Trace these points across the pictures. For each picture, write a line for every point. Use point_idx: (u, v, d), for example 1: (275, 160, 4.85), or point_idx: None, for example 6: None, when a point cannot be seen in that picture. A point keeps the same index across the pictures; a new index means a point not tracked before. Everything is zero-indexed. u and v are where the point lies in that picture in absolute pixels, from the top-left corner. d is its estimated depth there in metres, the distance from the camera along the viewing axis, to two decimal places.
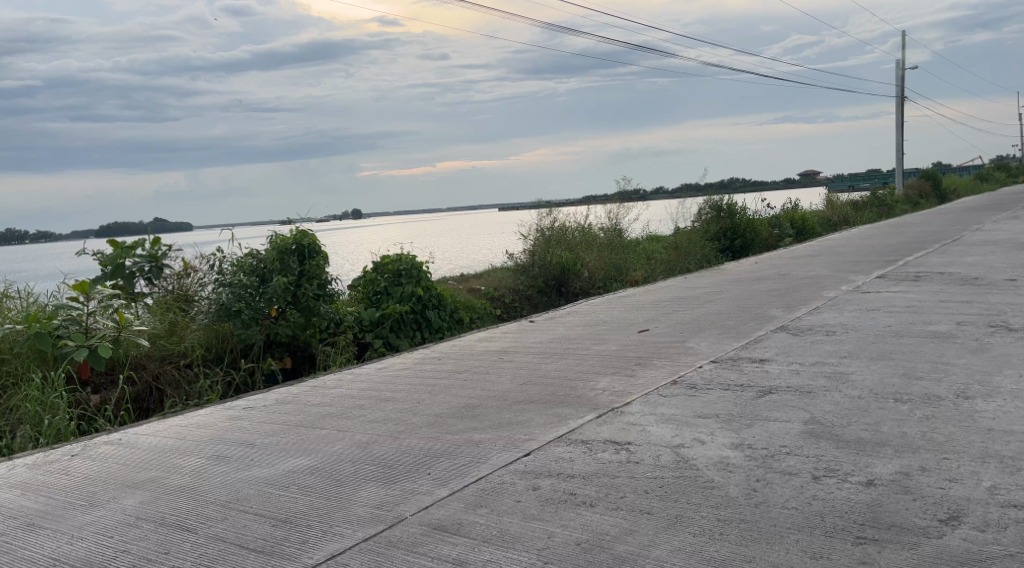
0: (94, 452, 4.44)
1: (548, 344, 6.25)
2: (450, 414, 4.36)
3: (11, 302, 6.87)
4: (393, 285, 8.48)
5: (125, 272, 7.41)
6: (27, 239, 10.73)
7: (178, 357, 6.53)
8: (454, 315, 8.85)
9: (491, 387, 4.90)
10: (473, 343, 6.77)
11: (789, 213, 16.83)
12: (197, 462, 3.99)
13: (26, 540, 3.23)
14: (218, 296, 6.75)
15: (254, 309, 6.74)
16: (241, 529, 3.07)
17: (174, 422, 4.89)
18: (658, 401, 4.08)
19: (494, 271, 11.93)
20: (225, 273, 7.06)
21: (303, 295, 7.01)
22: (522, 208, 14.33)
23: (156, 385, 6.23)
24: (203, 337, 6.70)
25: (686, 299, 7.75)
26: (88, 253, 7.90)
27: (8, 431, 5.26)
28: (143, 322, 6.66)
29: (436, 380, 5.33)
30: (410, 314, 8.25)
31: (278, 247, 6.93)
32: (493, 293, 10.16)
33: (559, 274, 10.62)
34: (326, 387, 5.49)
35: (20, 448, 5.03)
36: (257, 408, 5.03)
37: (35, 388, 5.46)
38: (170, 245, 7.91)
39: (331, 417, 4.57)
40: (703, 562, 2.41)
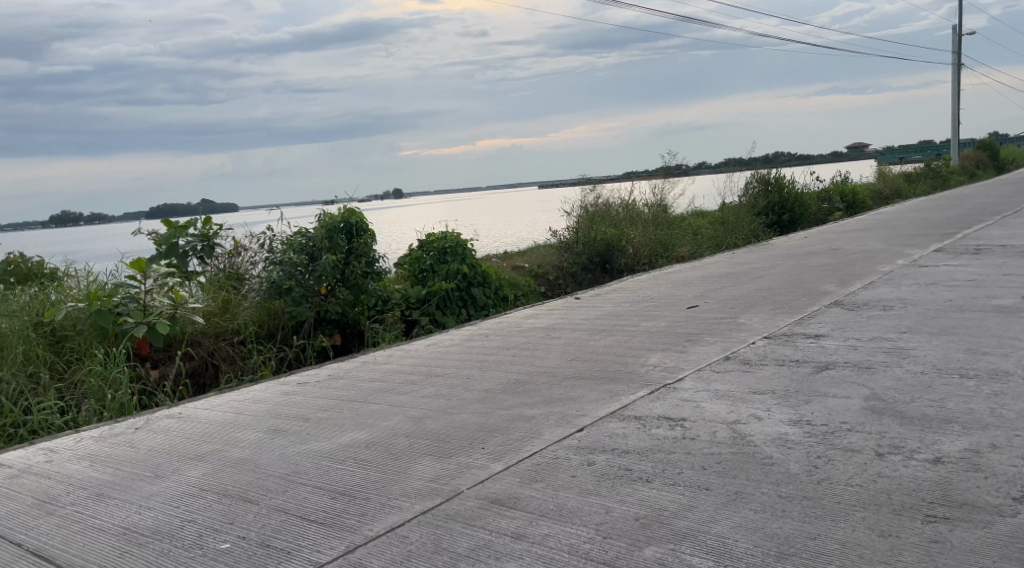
0: (156, 425, 4.56)
1: (596, 320, 6.23)
2: (501, 389, 4.39)
3: (72, 281, 7.10)
4: (439, 262, 8.54)
5: (177, 250, 7.61)
6: (83, 222, 10.99)
7: (232, 334, 6.66)
8: (498, 292, 8.89)
9: (541, 363, 4.91)
10: (521, 319, 6.79)
11: (840, 186, 16.51)
12: (255, 436, 4.07)
13: (97, 509, 3.33)
14: (269, 274, 6.84)
15: (305, 286, 6.81)
16: (302, 501, 3.12)
17: (231, 397, 5.00)
18: (711, 377, 4.06)
19: (538, 248, 11.94)
20: (276, 251, 7.15)
21: (352, 272, 7.08)
22: (566, 185, 14.31)
23: (211, 361, 6.37)
24: (255, 314, 6.81)
25: (735, 275, 7.66)
26: (142, 233, 8.10)
27: (74, 405, 5.43)
28: (198, 300, 6.80)
29: (486, 355, 5.36)
30: (456, 291, 8.29)
31: (327, 225, 7.00)
32: (537, 270, 10.15)
33: (603, 251, 10.62)
34: (376, 362, 5.57)
35: (85, 421, 5.20)
36: (311, 383, 5.11)
37: (99, 364, 5.63)
38: (221, 225, 8.06)
39: (383, 392, 4.63)
40: (767, 538, 2.39)
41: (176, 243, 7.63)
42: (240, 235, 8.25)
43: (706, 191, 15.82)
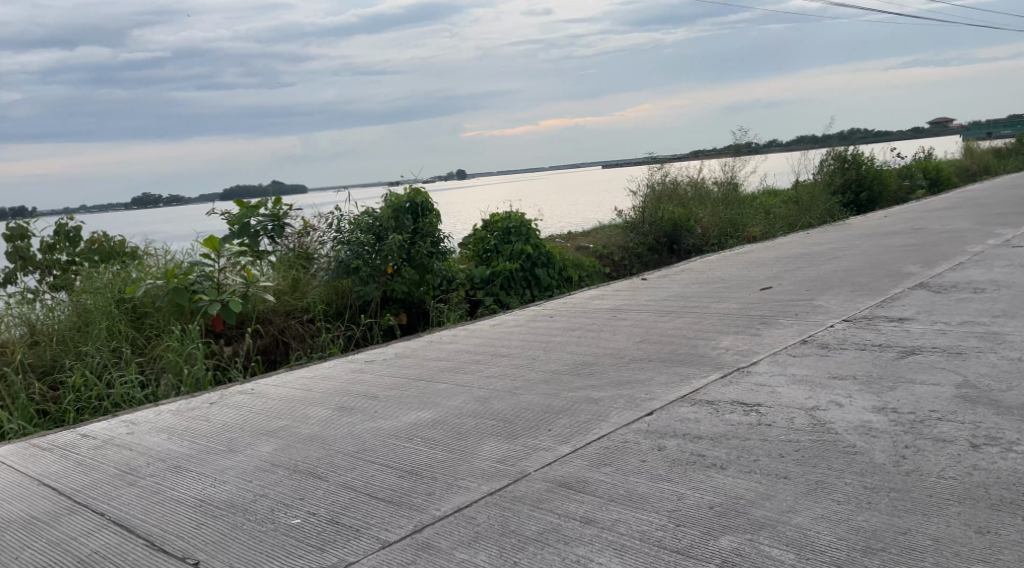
0: (230, 400, 4.60)
1: (664, 301, 6.10)
2: (567, 370, 4.32)
3: (152, 260, 7.31)
4: (503, 243, 8.52)
5: (249, 230, 7.75)
6: (161, 203, 11.19)
7: (301, 312, 6.74)
8: (563, 273, 8.81)
9: (607, 345, 4.82)
10: (587, 300, 6.70)
11: (922, 163, 15.88)
12: (324, 413, 4.08)
13: (174, 482, 3.37)
14: (337, 253, 6.88)
15: (372, 266, 6.84)
16: (370, 479, 3.10)
17: (301, 373, 5.05)
18: (788, 361, 3.92)
19: (603, 228, 11.80)
20: (343, 231, 7.20)
21: (417, 252, 7.09)
22: (633, 164, 14.10)
23: (282, 339, 6.45)
24: (324, 293, 6.89)
25: (809, 256, 7.41)
26: (216, 213, 8.26)
27: (152, 379, 5.52)
28: (268, 278, 6.91)
29: (551, 336, 5.30)
30: (520, 272, 8.25)
31: (392, 205, 7.01)
32: (602, 251, 10.00)
33: (671, 231, 10.37)
34: (441, 342, 5.56)
35: (164, 395, 5.22)
36: (378, 362, 5.12)
37: (176, 339, 5.73)
38: (291, 205, 8.18)
39: (449, 371, 4.62)
40: (852, 531, 2.28)
41: (248, 222, 7.75)
42: (309, 216, 8.34)
43: (781, 168, 15.30)
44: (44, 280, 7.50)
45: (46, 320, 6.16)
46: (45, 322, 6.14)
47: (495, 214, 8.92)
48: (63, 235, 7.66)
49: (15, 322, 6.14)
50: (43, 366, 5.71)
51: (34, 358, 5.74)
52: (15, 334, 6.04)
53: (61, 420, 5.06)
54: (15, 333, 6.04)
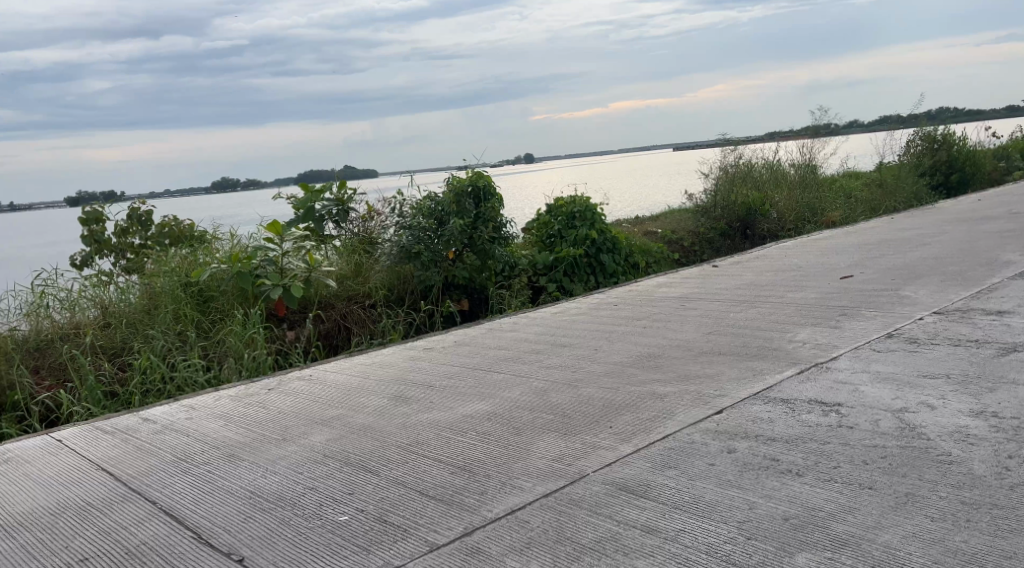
0: (289, 387, 4.49)
1: (736, 290, 5.81)
2: (631, 363, 4.11)
3: (220, 244, 7.28)
4: (567, 228, 8.36)
5: (314, 215, 7.78)
6: (240, 187, 11.47)
7: (363, 297, 6.67)
8: (630, 259, 8.59)
9: (674, 336, 4.58)
10: (654, 287, 6.45)
11: (1018, 144, 15.01)
12: (380, 402, 3.95)
13: (227, 470, 3.21)
14: (399, 238, 6.79)
15: (433, 251, 6.74)
16: (421, 474, 2.94)
17: (360, 360, 4.95)
18: (872, 357, 3.65)
19: (673, 212, 11.46)
20: (406, 216, 7.12)
21: (479, 238, 6.95)
22: (705, 146, 13.67)
23: (344, 324, 6.38)
24: (386, 278, 6.81)
25: (893, 243, 7.00)
26: (282, 197, 8.28)
27: (216, 362, 5.47)
28: (332, 263, 6.87)
29: (615, 326, 5.08)
30: (585, 258, 8.08)
31: (454, 189, 6.90)
32: (670, 236, 9.69)
33: (744, 216, 10.01)
34: (502, 330, 5.40)
35: (227, 378, 5.18)
36: (437, 350, 4.99)
37: (239, 324, 5.69)
38: (356, 190, 8.15)
39: (507, 361, 4.45)
40: (948, 554, 2.05)
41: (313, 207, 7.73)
42: (374, 200, 8.26)
43: (862, 150, 14.65)
44: (120, 263, 7.43)
45: (116, 304, 6.19)
46: (115, 305, 6.17)
47: (560, 199, 8.77)
48: (135, 219, 7.57)
49: (87, 305, 6.18)
50: (112, 348, 5.72)
51: (103, 340, 5.75)
52: (86, 317, 6.08)
53: (128, 402, 4.96)
54: (87, 317, 6.09)
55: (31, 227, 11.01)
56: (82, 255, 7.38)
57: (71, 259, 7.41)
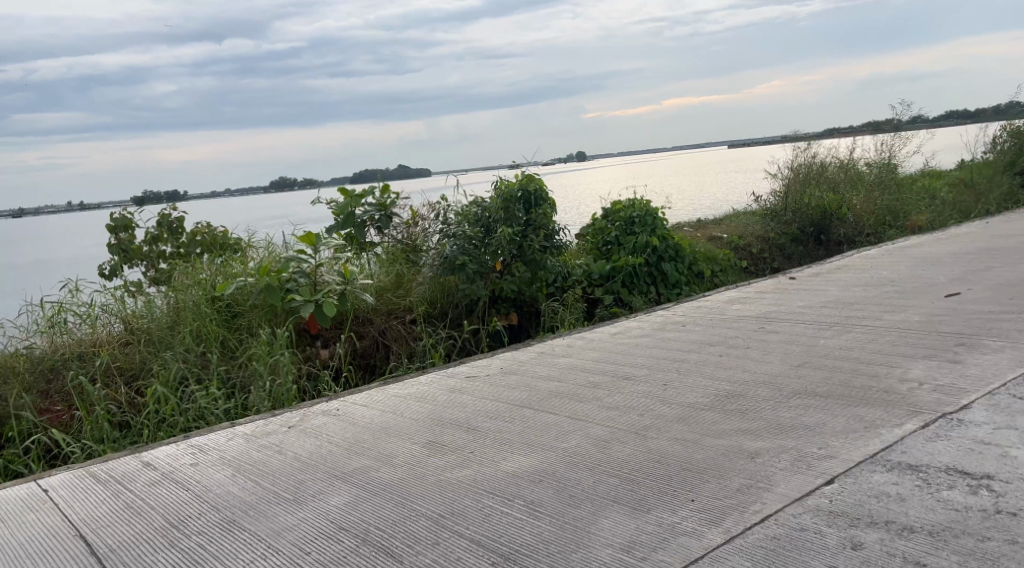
0: (311, 424, 3.94)
1: (822, 310, 5.08)
2: (709, 406, 3.46)
3: (254, 252, 6.75)
4: (625, 234, 7.76)
5: (355, 220, 7.22)
6: (291, 187, 11.05)
7: (403, 312, 6.10)
8: (694, 269, 8.00)
9: (757, 369, 3.91)
10: (725, 304, 5.77)
11: None
12: (412, 449, 3.37)
13: (220, 547, 2.69)
14: (443, 248, 6.24)
15: (480, 262, 6.15)
16: (454, 564, 2.36)
17: (393, 391, 4.35)
18: (1016, 406, 3.00)
19: (738, 215, 10.74)
20: (449, 223, 6.57)
21: (530, 247, 6.36)
22: (772, 142, 12.88)
23: (383, 342, 5.81)
24: (429, 291, 6.24)
25: (1001, 252, 6.18)
26: (321, 201, 7.76)
27: (238, 388, 4.93)
28: (370, 274, 6.32)
29: (686, 354, 4.41)
30: (645, 267, 7.51)
31: (502, 195, 6.32)
32: (737, 242, 8.96)
33: (819, 220, 9.38)
34: (555, 354, 4.77)
35: (253, 409, 4.65)
36: (480, 378, 4.39)
37: (265, 343, 5.13)
38: (399, 194, 7.61)
39: (561, 398, 3.82)
40: None
41: (353, 212, 7.16)
42: (418, 205, 7.69)
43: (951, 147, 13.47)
44: (151, 272, 6.92)
45: (138, 318, 5.73)
46: (137, 320, 5.71)
47: (618, 203, 8.18)
48: (166, 226, 7.01)
49: (108, 319, 5.74)
50: (129, 368, 5.25)
51: (120, 359, 5.29)
52: (106, 332, 5.64)
53: (138, 437, 4.48)
54: (108, 332, 5.64)
55: (70, 232, 10.71)
56: (111, 265, 6.84)
57: (100, 270, 6.89)
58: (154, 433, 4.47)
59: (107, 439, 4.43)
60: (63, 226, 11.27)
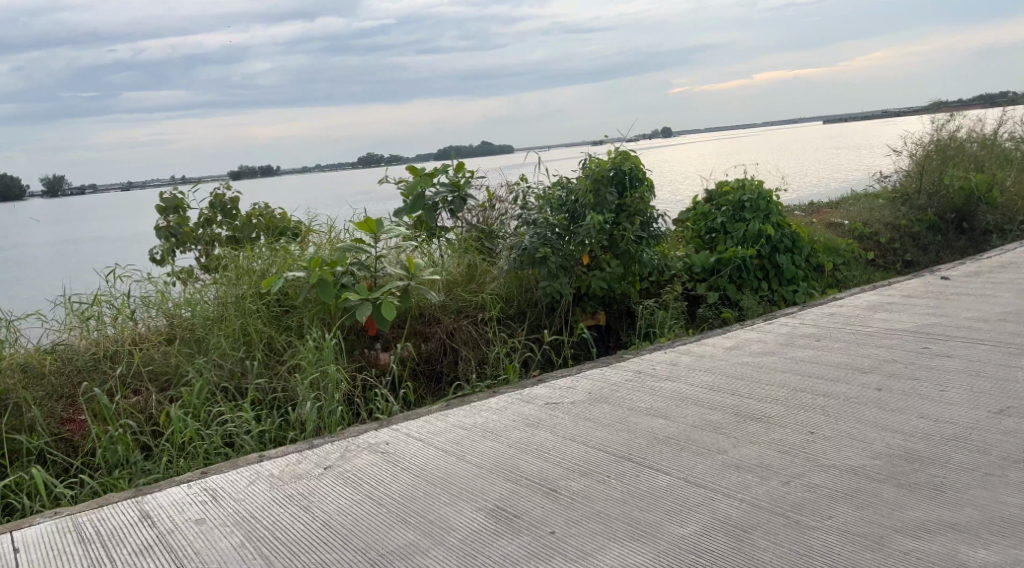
0: (351, 466, 2.92)
1: (1003, 323, 4.26)
2: (888, 478, 2.48)
3: (314, 236, 5.83)
4: (733, 220, 6.76)
5: (426, 203, 6.46)
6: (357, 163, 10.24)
7: (475, 310, 5.25)
8: (813, 262, 7.06)
9: (945, 422, 2.91)
10: (867, 313, 4.75)
11: None
12: (473, 516, 2.47)
13: None
14: (521, 238, 5.36)
15: (564, 255, 5.27)
16: None
17: (456, 421, 3.31)
18: None
19: (863, 195, 9.90)
20: (530, 208, 5.70)
21: (623, 237, 5.40)
22: (905, 118, 12.08)
23: (451, 345, 4.95)
24: (504, 287, 5.41)
25: None
26: (389, 181, 6.95)
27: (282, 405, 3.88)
28: (439, 267, 5.50)
29: (833, 387, 3.42)
30: (756, 260, 6.51)
31: (592, 175, 5.39)
32: (862, 230, 8.12)
33: (962, 204, 8.46)
34: (658, 376, 3.81)
35: (293, 437, 3.53)
36: (562, 407, 3.43)
37: (313, 349, 4.06)
38: (474, 172, 6.87)
39: (672, 445, 2.89)
40: None
41: (422, 193, 6.38)
42: (495, 185, 7.07)
43: None
44: (203, 258, 6.06)
45: (183, 314, 4.53)
46: (182, 314, 4.52)
47: (725, 183, 7.14)
48: (219, 207, 6.16)
49: (147, 313, 4.54)
50: (163, 374, 4.12)
51: (153, 363, 4.16)
52: (143, 328, 4.43)
53: (152, 470, 3.41)
54: (147, 327, 4.45)
55: (121, 209, 10.08)
56: (159, 250, 6.04)
57: (149, 255, 6.13)
58: (178, 467, 3.37)
59: (117, 474, 3.40)
60: (110, 199, 10.55)
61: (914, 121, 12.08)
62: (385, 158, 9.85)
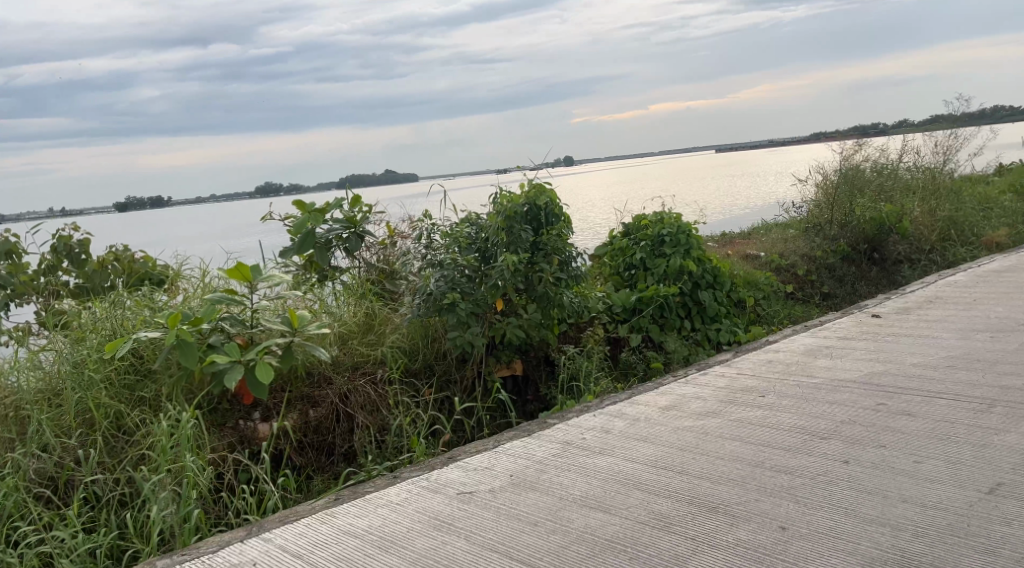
0: None
1: (955, 369, 3.89)
2: None
3: (184, 283, 5.08)
4: (653, 256, 6.36)
5: (317, 242, 5.86)
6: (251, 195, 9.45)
7: (373, 367, 4.64)
8: (733, 298, 6.72)
9: (934, 509, 2.45)
10: (806, 361, 4.33)
11: None
12: None
13: None
14: (426, 281, 4.75)
15: (475, 301, 4.70)
16: None
17: (346, 526, 2.66)
18: None
19: (775, 226, 9.71)
20: (435, 248, 5.11)
21: (540, 279, 4.87)
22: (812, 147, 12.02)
23: (346, 410, 4.31)
24: (407, 337, 4.81)
25: None
26: (274, 218, 6.18)
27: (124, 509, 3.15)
28: (331, 317, 4.87)
29: (792, 461, 2.94)
30: (677, 297, 6.12)
31: (504, 211, 4.84)
32: (779, 261, 7.83)
33: (874, 234, 8.32)
34: (588, 450, 3.26)
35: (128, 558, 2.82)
36: (477, 498, 2.83)
37: (167, 430, 3.29)
38: (371, 207, 6.25)
39: (618, 554, 2.33)
40: None
41: (312, 230, 5.76)
42: (396, 221, 6.40)
43: (999, 173, 12.63)
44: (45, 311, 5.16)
45: (8, 383, 3.70)
46: (7, 383, 3.69)
47: (642, 216, 6.74)
48: (65, 251, 5.29)
49: None
50: None
51: None
52: None
53: None
54: None
55: None
56: None
57: None
58: None
59: None
60: None
61: (819, 150, 12.06)
62: (276, 190, 9.04)
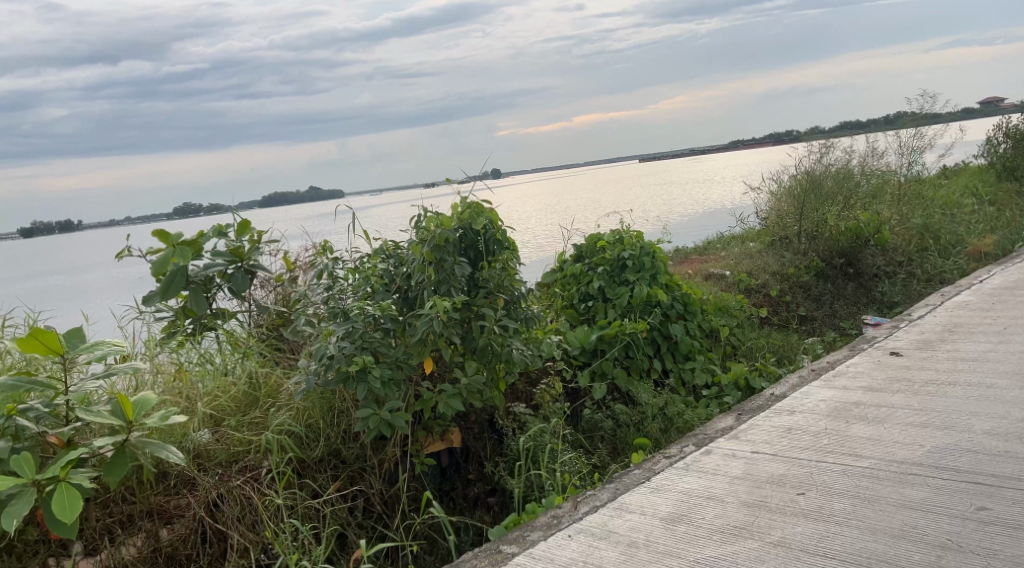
0: None
1: None
2: None
3: None
4: (612, 284, 5.29)
5: (191, 281, 4.56)
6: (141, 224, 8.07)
7: (255, 463, 3.46)
8: (706, 328, 5.70)
9: None
10: (838, 428, 3.25)
11: None
12: None
13: None
14: (327, 338, 3.53)
15: (393, 363, 3.53)
16: None
17: None
18: None
19: (734, 240, 8.75)
20: (339, 289, 3.90)
21: (480, 327, 3.71)
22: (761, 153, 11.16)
23: (213, 528, 3.19)
24: (301, 416, 3.62)
25: None
26: (135, 252, 4.82)
27: None
28: (200, 389, 3.72)
29: None
30: (646, 334, 5.04)
31: (431, 239, 3.67)
32: (749, 281, 6.83)
33: (849, 247, 7.41)
34: None
35: None
36: None
37: None
38: (263, 234, 4.99)
39: None
40: None
41: (182, 268, 4.44)
42: (295, 251, 5.28)
43: (952, 174, 11.96)
44: None
45: None
46: None
47: (597, 236, 5.67)
48: None
49: None
50: None
51: None
52: None
53: None
54: None
55: None
56: None
57: None
58: None
59: None
60: None
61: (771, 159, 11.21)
62: (195, 210, 7.57)
